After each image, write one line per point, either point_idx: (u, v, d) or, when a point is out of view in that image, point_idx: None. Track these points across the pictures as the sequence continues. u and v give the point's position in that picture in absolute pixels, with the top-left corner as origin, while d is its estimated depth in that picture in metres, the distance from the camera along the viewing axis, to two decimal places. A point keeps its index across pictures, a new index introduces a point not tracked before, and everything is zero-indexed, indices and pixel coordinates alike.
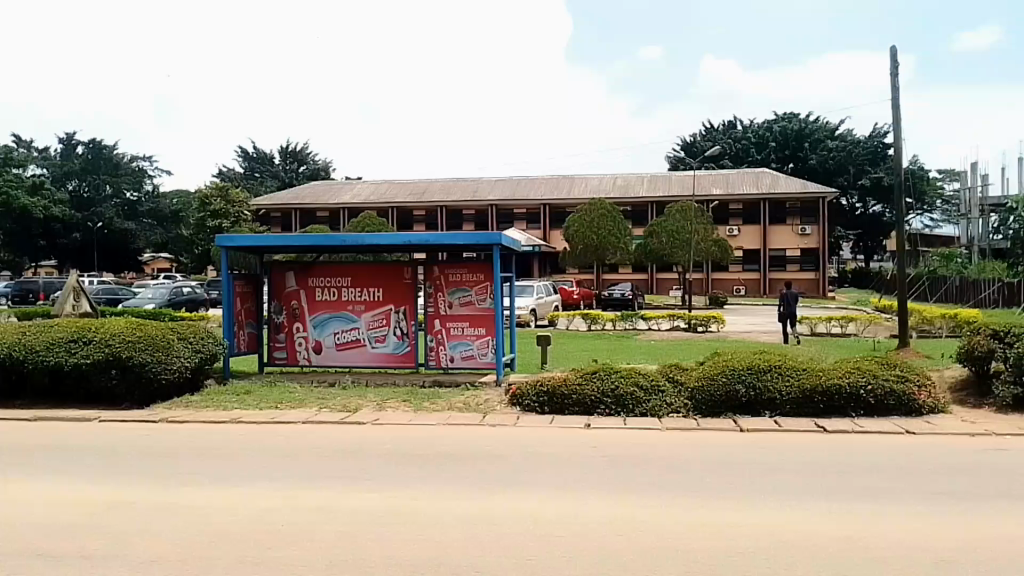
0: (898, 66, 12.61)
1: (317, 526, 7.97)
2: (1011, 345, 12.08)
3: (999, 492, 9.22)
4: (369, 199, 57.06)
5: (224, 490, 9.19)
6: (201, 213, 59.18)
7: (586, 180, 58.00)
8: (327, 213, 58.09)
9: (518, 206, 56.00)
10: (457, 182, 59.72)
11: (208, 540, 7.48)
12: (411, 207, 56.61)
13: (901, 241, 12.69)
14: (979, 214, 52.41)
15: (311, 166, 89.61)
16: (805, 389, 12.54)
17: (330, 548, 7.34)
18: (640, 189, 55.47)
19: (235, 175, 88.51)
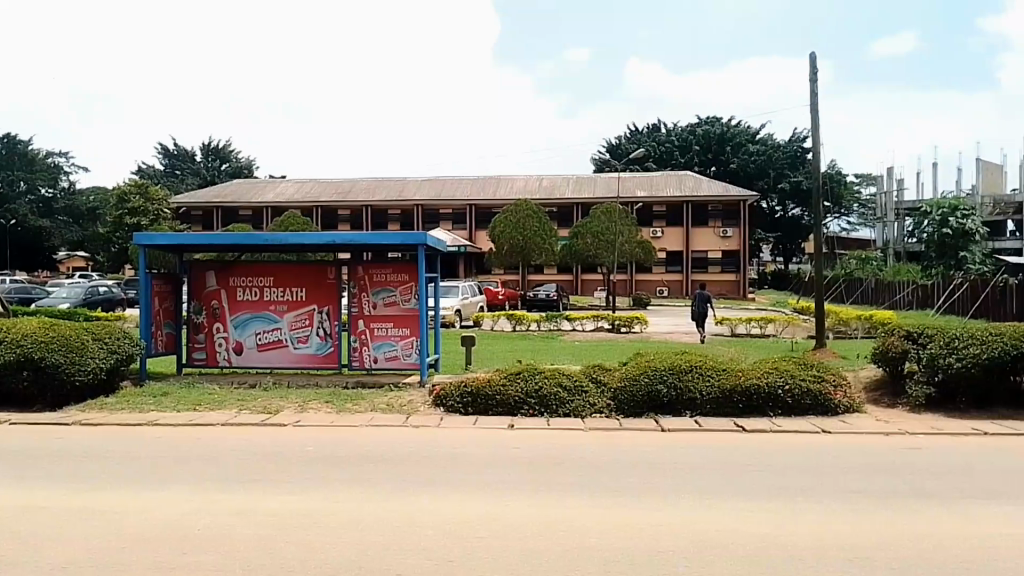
0: (816, 72, 12.74)
1: (233, 530, 7.76)
2: (924, 346, 12.19)
3: (914, 487, 9.37)
4: (291, 198, 56.44)
5: (137, 493, 8.90)
6: (119, 211, 58.00)
7: (510, 182, 57.98)
8: (251, 211, 57.55)
9: (444, 206, 56.14)
10: (382, 182, 59.53)
11: (119, 545, 7.23)
12: (335, 206, 56.48)
13: (819, 243, 13.05)
14: (894, 217, 55.88)
15: (234, 163, 88.45)
16: (725, 389, 12.61)
17: (247, 551, 7.17)
18: (566, 190, 55.74)
19: (156, 172, 87.00)
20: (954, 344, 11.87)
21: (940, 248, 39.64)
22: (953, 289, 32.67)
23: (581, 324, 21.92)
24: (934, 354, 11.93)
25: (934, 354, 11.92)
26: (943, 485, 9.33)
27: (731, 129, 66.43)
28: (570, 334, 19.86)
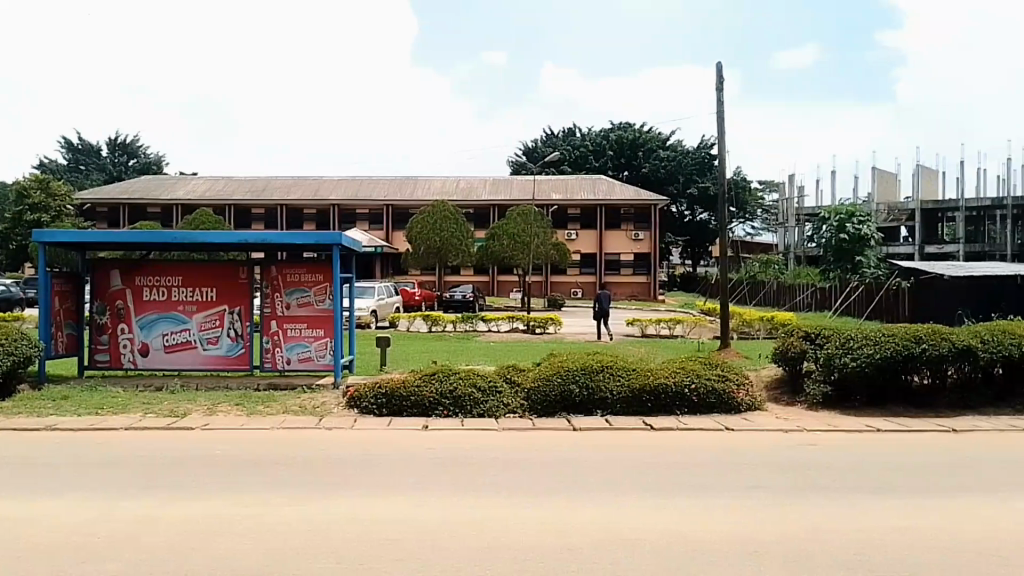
0: (722, 81, 13.25)
1: (134, 538, 7.50)
2: (821, 346, 12.52)
3: (814, 479, 9.73)
4: (202, 196, 55.31)
5: (33, 501, 8.55)
6: (17, 208, 54.97)
7: (428, 183, 58.07)
8: (159, 209, 55.96)
9: (360, 207, 55.68)
10: (299, 181, 58.73)
11: (13, 556, 6.93)
12: (249, 205, 55.42)
13: (724, 246, 13.74)
14: (794, 223, 58.06)
15: (141, 159, 85.59)
16: (634, 388, 12.92)
17: (150, 559, 6.96)
18: (482, 192, 56.11)
19: (58, 167, 83.58)
20: (849, 344, 12.17)
21: (837, 253, 40.92)
22: (849, 293, 34.13)
23: (497, 326, 22.14)
24: (830, 355, 12.24)
25: (830, 354, 12.23)
26: (841, 477, 9.73)
27: (642, 135, 67.57)
28: (485, 335, 19.98)
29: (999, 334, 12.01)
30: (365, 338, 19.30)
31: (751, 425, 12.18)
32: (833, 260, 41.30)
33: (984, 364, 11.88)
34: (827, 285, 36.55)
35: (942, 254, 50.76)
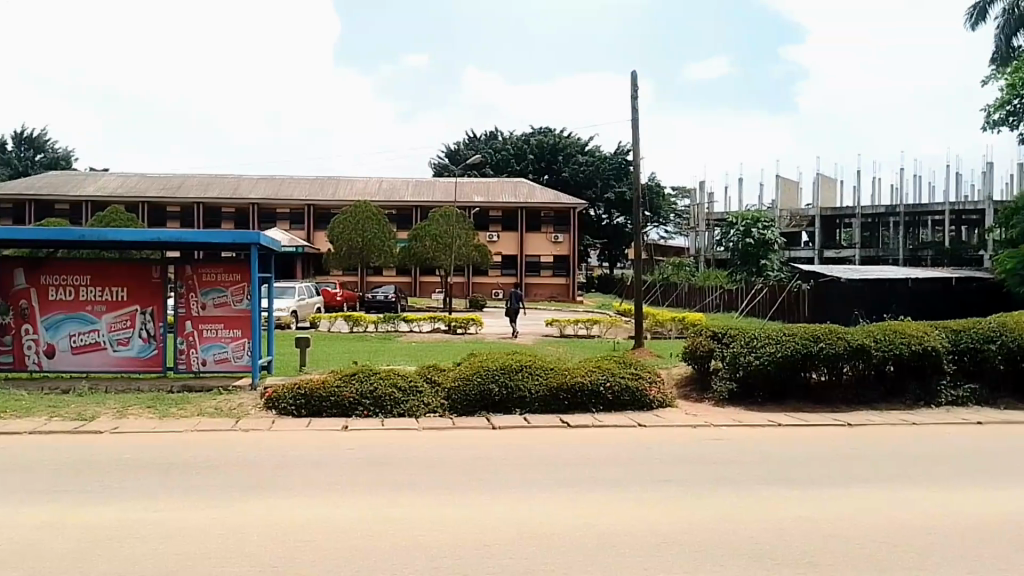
0: (637, 90, 13.75)
1: (37, 546, 7.30)
2: (727, 344, 13.15)
3: (719, 471, 10.23)
4: (114, 193, 53.21)
5: None
6: None
7: (350, 183, 57.52)
8: (67, 205, 53.51)
9: (279, 206, 54.69)
10: (217, 179, 57.14)
11: None
12: (164, 203, 53.60)
13: (638, 249, 14.25)
14: (705, 228, 60.03)
15: (49, 154, 81.39)
16: (552, 386, 13.26)
17: (54, 567, 6.80)
18: (405, 192, 55.96)
19: None
20: (753, 342, 12.85)
21: (744, 255, 42.06)
22: (754, 294, 35.54)
23: (419, 326, 22.31)
24: (735, 353, 12.88)
25: (737, 352, 12.88)
26: (744, 469, 10.26)
27: (562, 140, 68.97)
28: (408, 335, 20.11)
29: (891, 334, 12.61)
30: (283, 338, 19.15)
31: (661, 421, 12.68)
32: (739, 263, 42.38)
33: (877, 362, 12.51)
34: (735, 287, 38.01)
35: (840, 258, 53.16)
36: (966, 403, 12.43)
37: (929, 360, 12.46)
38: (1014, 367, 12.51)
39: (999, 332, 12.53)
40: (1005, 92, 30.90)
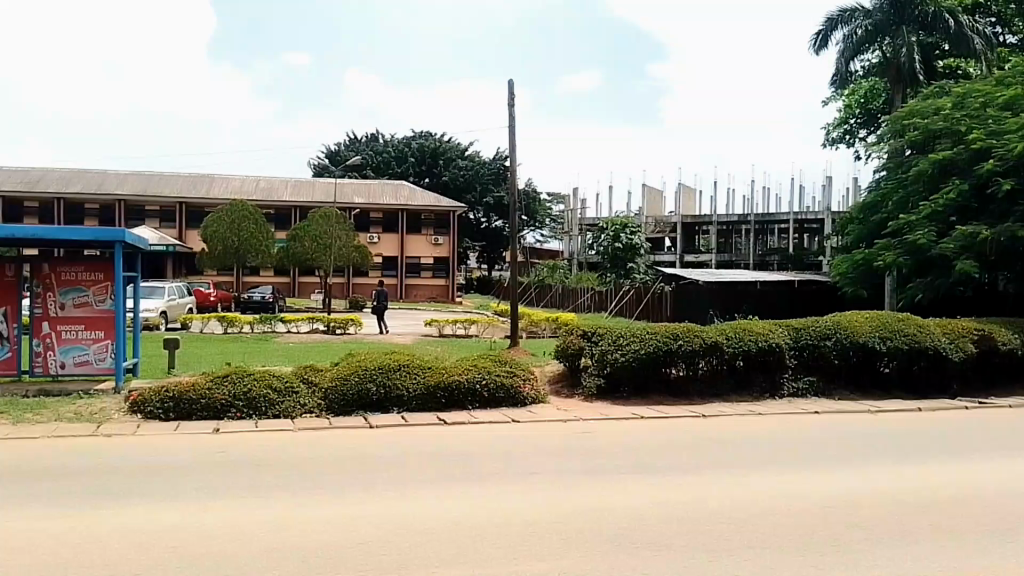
0: (513, 97, 14.24)
1: None
2: (596, 343, 13.88)
3: (586, 459, 10.79)
4: None
5: None
6: None
7: (225, 181, 55.49)
8: None
9: (149, 203, 52.10)
10: (81, 173, 53.75)
11: None
12: (19, 197, 49.93)
13: (514, 251, 14.71)
14: (578, 232, 61.88)
15: None
16: (429, 385, 13.53)
17: None
18: (284, 192, 54.66)
19: None
20: (620, 341, 13.62)
21: (613, 259, 43.02)
22: (623, 295, 37.33)
23: (296, 326, 22.13)
24: (604, 351, 13.63)
25: (604, 350, 13.62)
26: (608, 457, 10.88)
27: (442, 145, 68.98)
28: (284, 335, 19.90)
29: (741, 332, 13.71)
30: (150, 340, 18.46)
31: (534, 417, 13.21)
32: (609, 266, 43.36)
33: (729, 358, 13.61)
34: (605, 288, 39.68)
35: (698, 263, 54.43)
36: (805, 394, 13.70)
37: (774, 356, 13.64)
38: (847, 362, 13.80)
39: (834, 329, 13.80)
40: (843, 111, 34.05)
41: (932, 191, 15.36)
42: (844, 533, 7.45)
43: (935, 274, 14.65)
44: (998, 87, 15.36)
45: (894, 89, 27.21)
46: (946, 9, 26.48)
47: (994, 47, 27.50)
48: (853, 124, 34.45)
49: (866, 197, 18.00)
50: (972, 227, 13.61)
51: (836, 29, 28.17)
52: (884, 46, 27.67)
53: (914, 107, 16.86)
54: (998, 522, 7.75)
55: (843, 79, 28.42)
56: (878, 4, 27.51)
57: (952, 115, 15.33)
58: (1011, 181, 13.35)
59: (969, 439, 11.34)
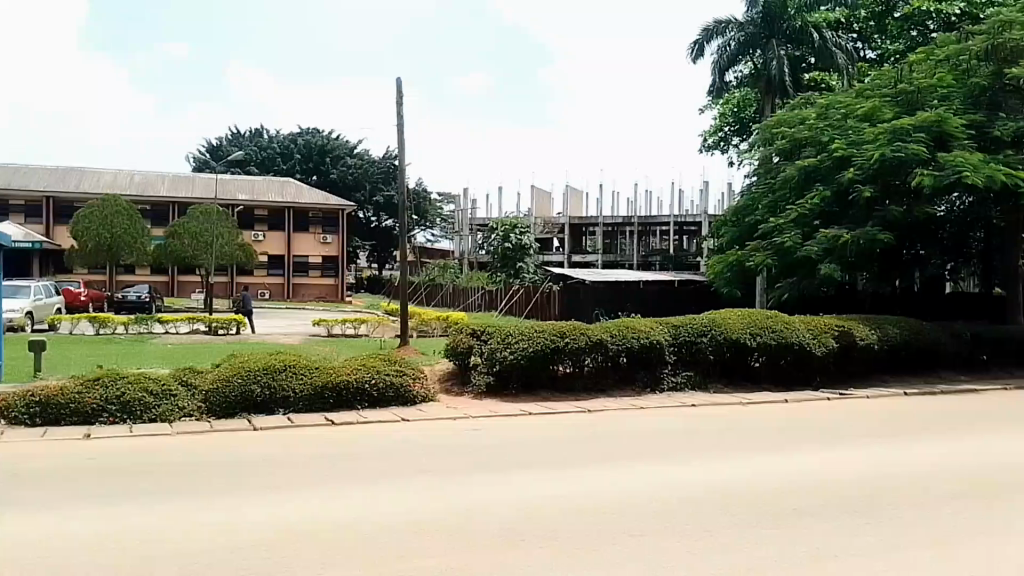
0: (402, 96, 14.28)
1: None
2: (485, 341, 14.08)
3: (475, 455, 10.95)
4: None
5: None
6: None
7: (98, 175, 52.39)
8: None
9: (11, 197, 48.48)
10: None
11: None
12: None
13: (404, 250, 14.64)
14: (469, 232, 60.57)
15: None
16: (316, 386, 13.31)
17: None
18: (161, 187, 52.24)
19: None
20: (508, 339, 13.88)
21: (502, 258, 43.53)
22: (512, 294, 37.97)
23: (174, 327, 21.25)
24: (493, 349, 13.84)
25: (494, 348, 13.84)
26: (496, 452, 11.08)
27: (331, 142, 67.73)
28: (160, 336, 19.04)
29: (624, 330, 14.26)
30: (12, 343, 17.24)
31: (425, 415, 13.25)
32: (499, 265, 43.31)
33: (613, 354, 14.14)
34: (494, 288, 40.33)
35: (585, 263, 55.24)
36: (683, 388, 14.40)
37: (655, 352, 14.26)
38: (722, 357, 14.60)
39: (710, 327, 14.56)
40: (718, 119, 35.75)
41: (798, 196, 16.34)
42: (718, 519, 7.92)
43: (801, 275, 15.62)
44: (856, 100, 16.57)
45: (765, 99, 28.96)
46: (811, 25, 28.47)
47: (854, 63, 29.34)
48: (727, 131, 36.24)
49: (738, 201, 18.73)
50: (834, 231, 14.68)
51: (712, 40, 29.63)
52: (755, 58, 29.33)
53: (782, 118, 17.88)
54: (853, 504, 8.42)
55: (719, 89, 29.97)
56: (749, 18, 29.22)
57: (816, 126, 16.39)
58: (868, 188, 14.40)
59: (830, 428, 12.24)
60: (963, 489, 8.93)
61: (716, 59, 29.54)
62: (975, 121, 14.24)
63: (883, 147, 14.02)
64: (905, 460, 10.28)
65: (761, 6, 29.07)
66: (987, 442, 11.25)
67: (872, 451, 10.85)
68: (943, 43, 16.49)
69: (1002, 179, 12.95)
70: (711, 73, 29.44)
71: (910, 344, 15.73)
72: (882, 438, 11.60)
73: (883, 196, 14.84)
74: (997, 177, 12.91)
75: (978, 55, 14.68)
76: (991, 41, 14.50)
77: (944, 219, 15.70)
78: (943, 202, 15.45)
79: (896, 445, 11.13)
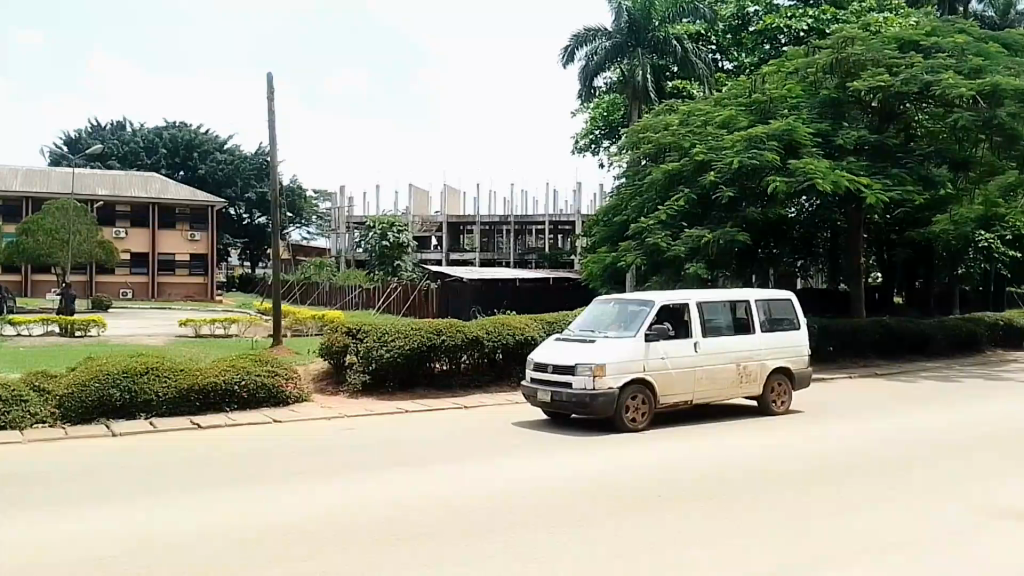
0: (272, 90, 14.08)
1: None
2: (361, 340, 14.01)
3: (349, 448, 10.85)
4: None
5: None
6: None
7: None
8: None
9: None
10: None
11: None
12: None
13: (277, 248, 14.28)
14: (345, 230, 58.25)
15: None
16: (181, 388, 12.88)
17: None
18: (12, 181, 48.84)
19: None
20: (385, 338, 13.88)
21: (379, 256, 42.81)
22: (390, 292, 37.70)
23: (20, 329, 19.92)
24: (369, 347, 13.80)
25: (369, 346, 13.81)
26: (370, 445, 11.03)
27: (198, 136, 65.24)
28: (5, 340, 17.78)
29: (499, 327, 14.53)
30: None
31: (298, 415, 13.07)
32: (376, 263, 43.03)
33: (489, 351, 14.41)
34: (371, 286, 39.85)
35: (462, 261, 54.82)
36: None
37: (529, 348, 14.63)
38: None
39: None
40: (588, 122, 36.73)
41: (666, 197, 17.05)
42: (597, 491, 8.20)
43: (669, 274, 16.27)
44: (715, 108, 17.53)
45: (631, 105, 29.68)
46: (673, 35, 29.32)
47: (713, 72, 30.61)
48: (597, 134, 37.17)
49: (609, 200, 19.42)
50: (698, 232, 15.57)
51: (581, 47, 30.46)
52: (622, 65, 30.10)
53: (648, 122, 18.59)
54: (711, 474, 8.94)
55: (587, 94, 30.78)
56: (617, 27, 30.07)
57: (678, 131, 17.18)
58: (728, 191, 15.23)
59: (694, 413, 12.89)
60: (811, 458, 9.67)
61: (584, 67, 30.30)
62: (821, 130, 15.33)
63: (741, 151, 14.86)
64: (763, 436, 11.02)
65: (626, 16, 29.84)
66: (835, 421, 12.22)
67: (735, 429, 11.56)
68: (794, 57, 17.71)
69: (845, 184, 13.98)
70: (579, 79, 30.11)
71: None
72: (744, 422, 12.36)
73: (742, 197, 15.74)
74: (840, 182, 13.92)
75: (824, 68, 15.87)
76: (835, 54, 15.69)
77: (795, 220, 16.83)
78: (794, 204, 16.53)
79: (756, 426, 11.90)
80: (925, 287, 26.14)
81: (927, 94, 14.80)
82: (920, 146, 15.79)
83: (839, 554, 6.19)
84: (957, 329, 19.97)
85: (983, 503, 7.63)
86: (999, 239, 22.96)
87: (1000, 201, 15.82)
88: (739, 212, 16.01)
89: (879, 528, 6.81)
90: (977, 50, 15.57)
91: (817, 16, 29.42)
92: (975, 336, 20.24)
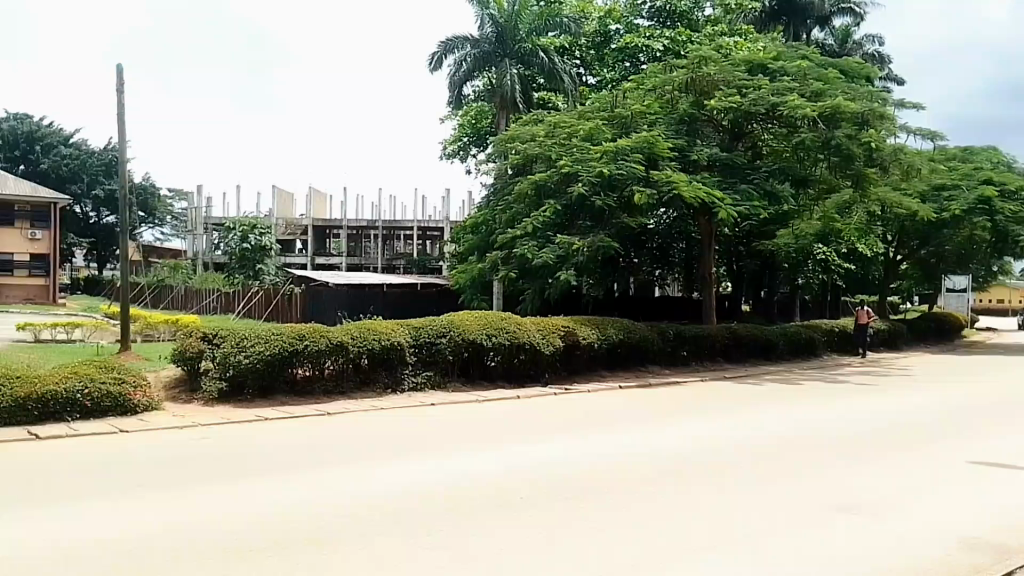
0: (124, 83, 13.74)
1: None
2: (217, 346, 13.36)
3: (205, 457, 10.29)
4: None
5: None
6: None
7: None
8: None
9: None
10: None
11: None
12: None
13: (126, 247, 13.54)
14: (204, 231, 54.98)
15: None
16: (18, 397, 11.62)
17: None
18: None
19: None
20: (243, 343, 13.31)
21: (240, 259, 41.23)
22: (249, 297, 36.63)
23: None
24: (225, 354, 13.18)
25: (226, 353, 13.19)
26: (228, 451, 10.61)
27: (42, 129, 61.75)
28: None
29: (364, 332, 14.39)
30: None
31: (148, 423, 12.11)
32: (235, 266, 41.38)
33: (353, 356, 14.18)
34: (230, 291, 38.33)
35: (329, 266, 53.29)
36: (422, 387, 14.85)
37: (395, 353, 14.56)
38: (459, 357, 15.28)
39: (448, 328, 15.21)
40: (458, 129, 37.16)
41: (536, 207, 17.55)
42: (460, 500, 8.41)
43: (540, 280, 17.27)
44: (579, 121, 18.09)
45: (499, 113, 29.85)
46: (540, 48, 29.76)
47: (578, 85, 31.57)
48: (466, 141, 37.56)
49: (480, 213, 19.79)
50: (566, 241, 16.15)
51: (449, 54, 30.41)
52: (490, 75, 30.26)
53: (515, 132, 18.97)
54: (573, 481, 9.29)
55: (457, 100, 30.86)
56: (484, 36, 30.19)
57: (545, 143, 17.62)
58: (596, 203, 15.86)
59: (561, 420, 13.19)
60: (664, 465, 10.24)
61: (452, 74, 30.35)
62: (678, 145, 16.26)
63: (608, 164, 15.50)
64: (619, 443, 11.52)
65: (492, 24, 30.17)
66: (690, 427, 12.85)
67: (594, 438, 11.93)
68: (650, 75, 18.70)
69: (701, 195, 14.87)
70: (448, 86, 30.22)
71: (624, 341, 17.50)
72: (605, 425, 12.89)
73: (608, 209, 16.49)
74: (698, 194, 14.77)
75: (680, 87, 16.84)
76: (691, 74, 16.72)
77: (653, 230, 18.16)
78: (653, 216, 17.66)
79: (613, 431, 12.45)
80: (771, 295, 27.88)
81: (773, 115, 16.07)
82: (766, 164, 17.11)
83: (697, 557, 6.69)
84: (797, 335, 21.63)
85: (811, 504, 8.45)
86: (835, 252, 24.98)
87: (836, 216, 17.44)
88: (605, 222, 16.72)
89: (724, 532, 7.42)
90: (817, 75, 17.03)
91: (673, 38, 31.49)
92: (812, 342, 21.95)
